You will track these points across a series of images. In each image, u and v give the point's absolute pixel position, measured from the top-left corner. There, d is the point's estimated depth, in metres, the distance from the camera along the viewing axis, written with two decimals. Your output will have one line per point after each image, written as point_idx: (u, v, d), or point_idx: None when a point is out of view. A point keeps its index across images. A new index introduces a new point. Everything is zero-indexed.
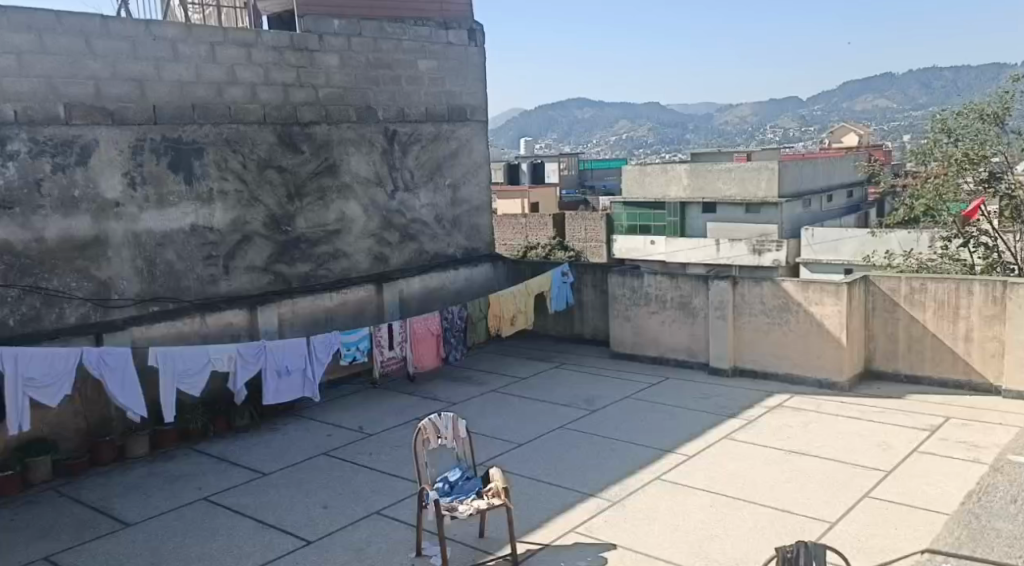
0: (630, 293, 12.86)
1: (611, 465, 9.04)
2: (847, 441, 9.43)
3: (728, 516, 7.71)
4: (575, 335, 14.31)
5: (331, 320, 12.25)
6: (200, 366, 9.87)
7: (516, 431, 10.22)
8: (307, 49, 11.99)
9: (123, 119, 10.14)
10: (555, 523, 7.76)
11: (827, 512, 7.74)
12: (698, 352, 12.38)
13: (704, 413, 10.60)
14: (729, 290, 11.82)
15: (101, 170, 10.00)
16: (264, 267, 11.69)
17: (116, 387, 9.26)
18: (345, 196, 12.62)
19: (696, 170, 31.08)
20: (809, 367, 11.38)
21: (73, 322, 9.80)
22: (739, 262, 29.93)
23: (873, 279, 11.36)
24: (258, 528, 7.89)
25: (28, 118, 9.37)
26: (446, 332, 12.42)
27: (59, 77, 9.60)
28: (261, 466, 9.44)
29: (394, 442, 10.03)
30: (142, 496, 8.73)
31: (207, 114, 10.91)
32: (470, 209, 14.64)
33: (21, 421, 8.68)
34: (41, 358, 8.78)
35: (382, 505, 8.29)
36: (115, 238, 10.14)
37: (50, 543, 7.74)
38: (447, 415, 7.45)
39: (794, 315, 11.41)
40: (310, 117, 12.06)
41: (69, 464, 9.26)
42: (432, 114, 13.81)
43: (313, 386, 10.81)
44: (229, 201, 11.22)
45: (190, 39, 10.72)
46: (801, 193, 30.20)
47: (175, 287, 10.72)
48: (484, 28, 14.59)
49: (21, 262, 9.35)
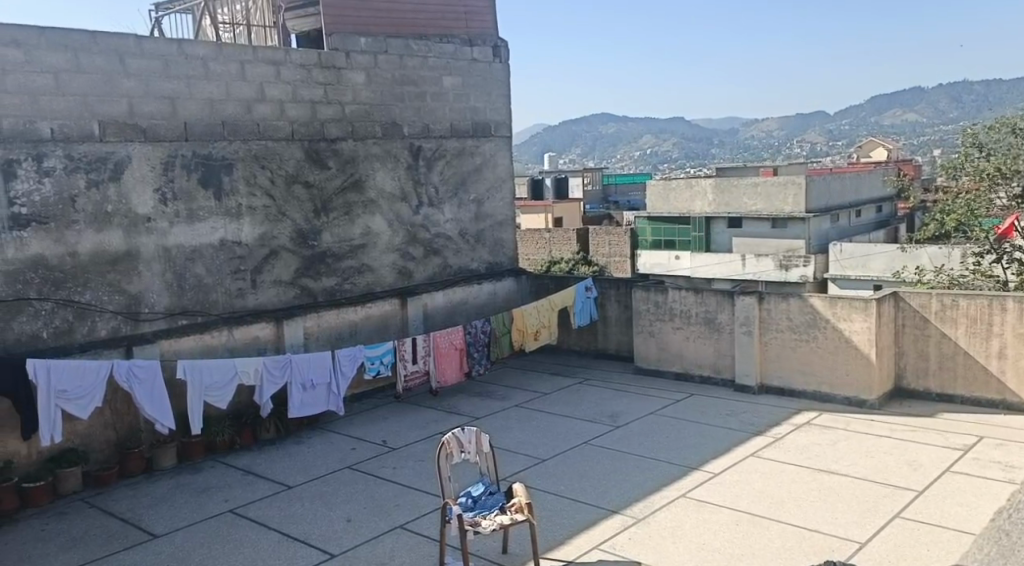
0: (654, 308, 12.86)
1: (635, 482, 9.03)
2: (876, 460, 9.35)
3: (755, 535, 7.68)
4: (599, 350, 14.30)
5: (355, 333, 12.43)
6: (227, 378, 10.02)
7: (540, 446, 10.25)
8: (334, 66, 12.16)
9: (155, 136, 10.33)
10: (579, 539, 7.76)
11: (857, 531, 7.68)
12: (724, 368, 12.33)
13: (729, 430, 10.56)
14: (755, 307, 11.80)
15: (133, 186, 10.17)
16: (291, 282, 11.81)
17: (145, 399, 9.42)
18: (371, 211, 12.74)
19: (721, 186, 30.94)
20: (837, 384, 11.30)
21: (104, 335, 9.97)
22: (765, 278, 29.94)
23: (902, 295, 11.30)
24: (283, 541, 7.96)
25: (64, 135, 9.58)
26: (469, 346, 12.53)
27: (94, 95, 9.80)
28: (287, 479, 9.52)
29: (418, 456, 10.09)
30: (169, 507, 8.84)
31: (236, 130, 11.08)
32: (494, 224, 14.73)
33: (53, 430, 8.88)
34: (72, 370, 8.94)
35: (405, 519, 8.33)
36: (146, 253, 10.30)
37: (80, 554, 7.85)
38: (469, 428, 7.47)
39: (822, 330, 11.33)
40: (337, 133, 12.22)
41: (99, 476, 9.39)
42: (457, 130, 13.94)
43: (338, 399, 10.93)
44: (258, 216, 11.37)
45: (221, 57, 10.90)
46: (829, 208, 29.96)
47: (204, 300, 10.86)
48: (508, 44, 14.74)
49: (54, 275, 9.52)
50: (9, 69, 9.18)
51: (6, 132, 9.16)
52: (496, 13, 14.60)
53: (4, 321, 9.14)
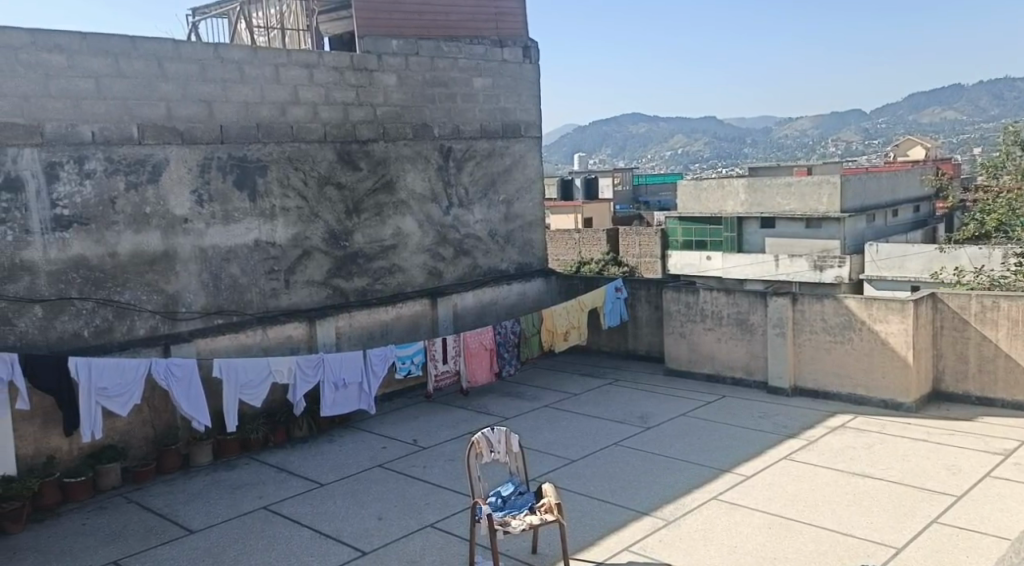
0: (685, 309, 12.86)
1: (666, 484, 9.03)
2: (912, 464, 9.26)
3: (788, 539, 7.65)
4: (629, 351, 14.30)
5: (386, 333, 12.59)
6: (261, 377, 10.18)
7: (569, 447, 10.27)
8: (366, 68, 12.29)
9: (192, 139, 10.52)
10: (609, 540, 7.79)
11: (892, 537, 7.62)
12: (756, 369, 12.28)
13: (761, 432, 10.52)
14: (789, 308, 11.74)
15: (171, 188, 10.36)
16: (323, 282, 11.96)
17: (182, 397, 9.61)
18: (402, 212, 12.85)
19: (754, 186, 30.72)
20: (873, 387, 11.21)
21: (143, 333, 10.16)
22: (798, 278, 29.76)
23: (940, 297, 11.21)
24: (315, 538, 8.07)
25: (105, 138, 9.79)
26: (499, 346, 12.60)
27: (133, 99, 10.00)
28: (319, 477, 9.65)
29: (448, 456, 10.17)
30: (205, 503, 9.00)
31: (270, 133, 11.24)
32: (524, 224, 14.78)
33: (94, 427, 9.09)
34: (112, 369, 9.13)
35: (436, 517, 8.42)
36: (184, 253, 10.48)
37: (119, 548, 8.02)
38: (499, 428, 7.52)
39: (857, 332, 11.24)
40: (369, 135, 12.34)
41: (137, 472, 9.59)
42: (488, 131, 14.01)
43: (369, 399, 11.06)
44: (291, 217, 11.52)
45: (256, 60, 11.07)
46: (866, 208, 29.61)
47: (239, 300, 11.03)
48: (538, 44, 14.80)
49: (95, 275, 9.73)
50: (52, 74, 9.40)
51: (50, 135, 9.38)
52: (527, 14, 14.67)
53: (47, 320, 9.36)
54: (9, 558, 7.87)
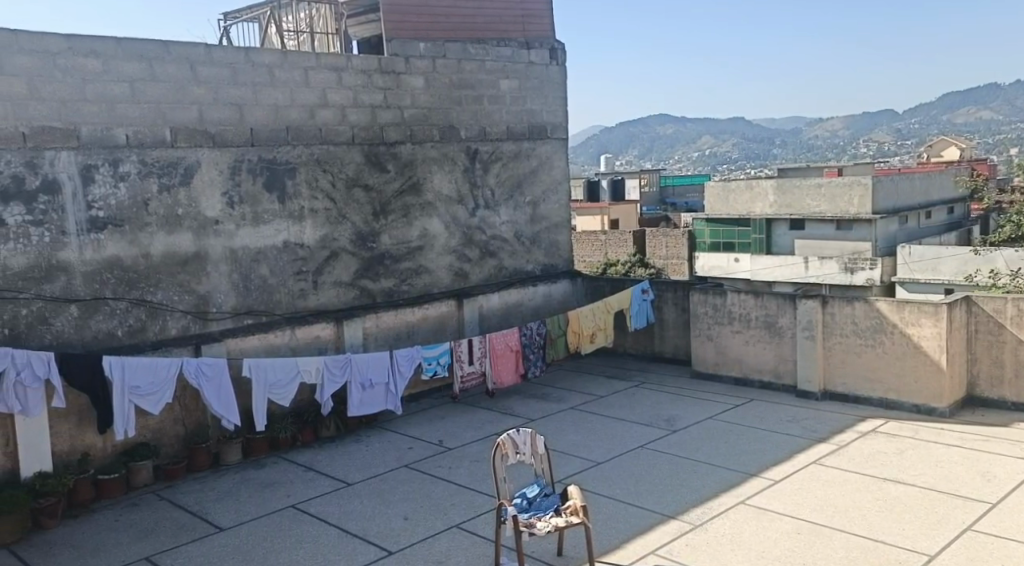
0: (712, 312, 12.84)
1: (693, 487, 9.02)
2: (946, 470, 9.17)
3: (818, 545, 7.62)
4: (656, 353, 14.27)
5: (412, 334, 12.68)
6: (289, 377, 10.30)
7: (595, 449, 10.29)
8: (394, 71, 12.39)
9: (223, 142, 10.66)
10: (635, 544, 7.80)
11: (925, 544, 7.56)
12: (784, 372, 12.21)
13: (789, 436, 10.47)
14: (818, 310, 11.67)
15: (202, 190, 10.50)
16: (351, 283, 12.06)
17: (212, 396, 9.76)
18: (428, 213, 12.93)
19: (783, 187, 30.49)
20: (905, 391, 11.11)
21: (175, 333, 10.32)
22: (829, 281, 29.36)
23: (975, 300, 11.11)
24: (343, 537, 8.15)
25: (139, 141, 9.96)
26: (525, 348, 12.63)
27: (167, 103, 10.17)
28: (347, 476, 9.74)
29: (474, 457, 10.22)
30: (234, 501, 9.12)
31: (299, 135, 11.37)
32: (550, 226, 14.82)
33: (127, 426, 9.25)
34: (145, 369, 9.28)
35: (462, 518, 8.47)
36: (215, 254, 10.63)
37: (151, 544, 8.15)
38: (525, 429, 7.56)
39: (888, 335, 11.15)
40: (396, 137, 12.44)
41: (168, 469, 9.75)
42: (514, 133, 14.05)
43: (395, 399, 11.15)
44: (319, 218, 11.63)
45: (286, 64, 11.20)
46: (898, 210, 29.29)
47: (268, 300, 11.16)
48: (565, 46, 14.83)
49: (129, 275, 9.90)
50: (88, 78, 9.57)
51: (86, 138, 9.56)
52: (554, 16, 14.70)
53: (82, 320, 9.54)
54: (45, 553, 8.03)
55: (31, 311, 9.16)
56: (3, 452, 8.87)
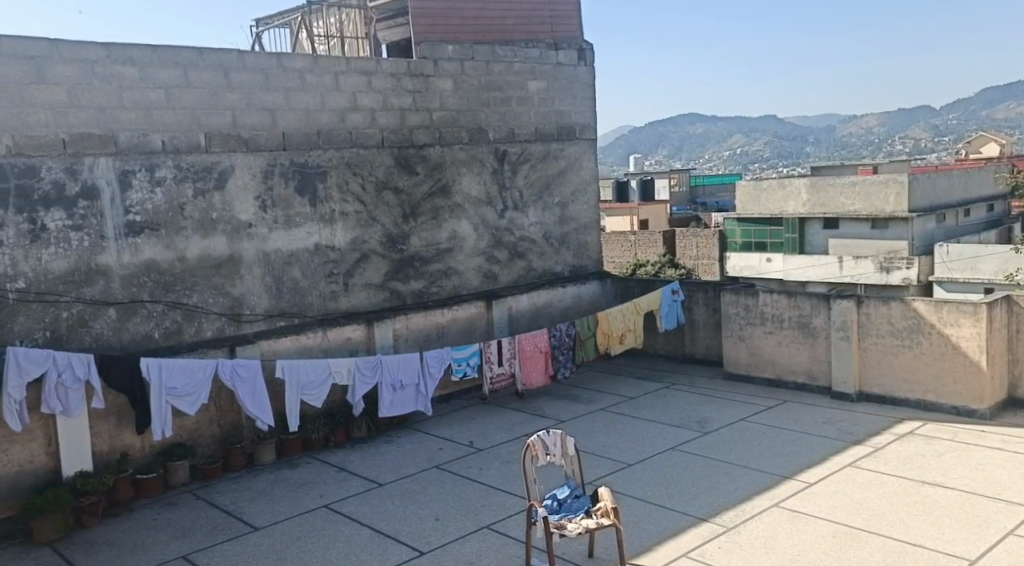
0: (744, 312, 12.81)
1: (725, 490, 8.99)
2: (987, 474, 9.06)
3: (854, 549, 7.57)
4: (686, 355, 14.24)
5: (442, 335, 12.77)
6: (322, 378, 10.42)
7: (626, 451, 10.30)
8: (423, 74, 12.47)
9: (255, 146, 10.81)
10: (667, 546, 7.80)
11: (965, 549, 7.49)
12: (818, 373, 12.13)
13: (823, 438, 10.40)
14: (853, 310, 11.58)
15: (236, 194, 10.66)
16: (381, 284, 12.17)
17: (246, 397, 9.91)
18: (457, 215, 13.01)
19: (816, 186, 30.17)
20: (943, 393, 10.99)
21: (210, 335, 10.48)
22: (863, 280, 29.06)
23: (1016, 299, 10.97)
24: (375, 537, 8.24)
25: (174, 146, 10.14)
26: (554, 349, 12.67)
27: (201, 109, 10.34)
28: (379, 477, 9.83)
29: (505, 458, 10.28)
30: (268, 501, 9.25)
31: (330, 139, 11.49)
32: (579, 227, 14.83)
33: (164, 426, 9.42)
34: (181, 369, 9.44)
35: (493, 519, 8.52)
36: (248, 257, 10.79)
37: (188, 543, 8.28)
38: (555, 431, 7.60)
39: (926, 335, 11.04)
40: (425, 140, 12.53)
41: (205, 469, 9.91)
42: (543, 134, 14.09)
43: (426, 400, 11.24)
44: (350, 221, 11.76)
45: (317, 69, 11.33)
46: (936, 208, 28.87)
47: (300, 302, 11.30)
48: (593, 46, 14.83)
49: (165, 279, 10.08)
50: (125, 85, 9.76)
51: (123, 144, 9.75)
52: (582, 17, 14.73)
53: (120, 323, 9.73)
54: (86, 551, 8.20)
55: (72, 314, 9.37)
56: (45, 452, 9.07)
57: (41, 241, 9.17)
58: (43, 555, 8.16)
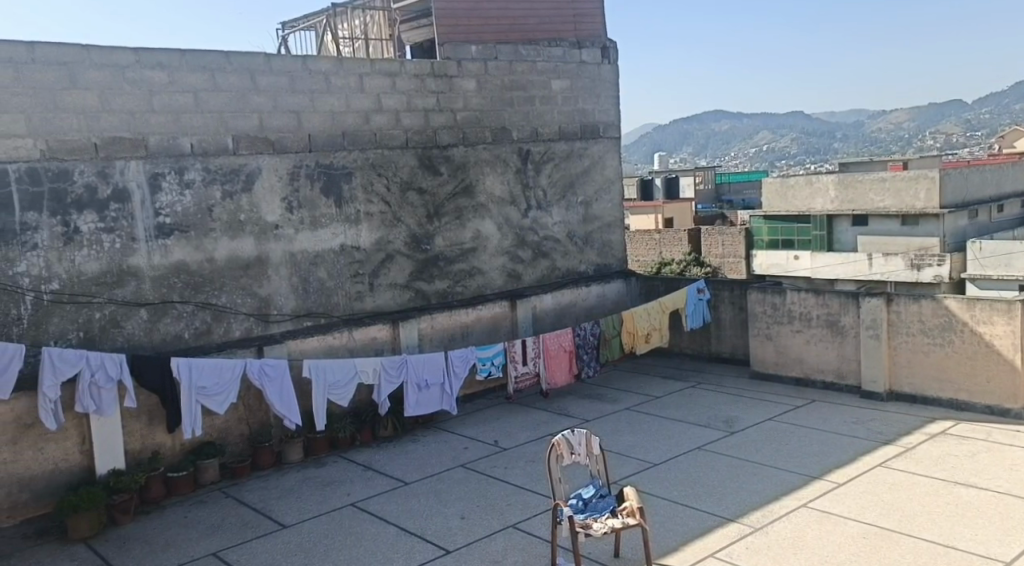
0: (772, 311, 12.75)
1: (752, 490, 8.96)
2: (1021, 474, 8.96)
3: (885, 550, 7.53)
4: (712, 353, 14.19)
5: (467, 335, 12.81)
6: (348, 377, 10.50)
7: (652, 450, 10.30)
8: (446, 75, 12.54)
9: (282, 148, 10.93)
10: (695, 546, 7.80)
11: (999, 550, 7.43)
12: (847, 373, 12.05)
13: (852, 438, 10.33)
14: (883, 309, 11.49)
15: (263, 196, 10.79)
16: (406, 284, 12.24)
17: (274, 397, 10.03)
18: (481, 215, 13.07)
19: (843, 182, 29.87)
20: (976, 392, 10.87)
21: (238, 335, 10.60)
22: (894, 277, 28.87)
23: None
24: (401, 536, 8.30)
25: (203, 149, 10.28)
26: (579, 349, 12.68)
27: (229, 112, 10.47)
28: (405, 476, 9.90)
29: (530, 457, 10.32)
30: (296, 500, 9.34)
31: (355, 140, 11.59)
32: (603, 226, 14.83)
33: (194, 425, 9.55)
34: (211, 369, 9.56)
35: (518, 519, 8.55)
36: (275, 258, 10.90)
37: (217, 541, 8.39)
38: (580, 430, 7.61)
39: (958, 333, 10.93)
40: (449, 140, 12.61)
41: (234, 468, 10.04)
42: (566, 133, 14.10)
43: (450, 400, 11.31)
44: (375, 221, 11.84)
45: (342, 71, 11.41)
46: (968, 203, 28.51)
47: (326, 303, 11.40)
48: (617, 44, 14.83)
49: (195, 280, 10.22)
50: (155, 89, 9.91)
51: (153, 147, 9.90)
52: (606, 15, 14.72)
53: (152, 323, 9.88)
54: (118, 548, 8.34)
55: (104, 314, 9.53)
56: (79, 450, 9.23)
57: (74, 243, 9.33)
58: (78, 552, 8.31)
